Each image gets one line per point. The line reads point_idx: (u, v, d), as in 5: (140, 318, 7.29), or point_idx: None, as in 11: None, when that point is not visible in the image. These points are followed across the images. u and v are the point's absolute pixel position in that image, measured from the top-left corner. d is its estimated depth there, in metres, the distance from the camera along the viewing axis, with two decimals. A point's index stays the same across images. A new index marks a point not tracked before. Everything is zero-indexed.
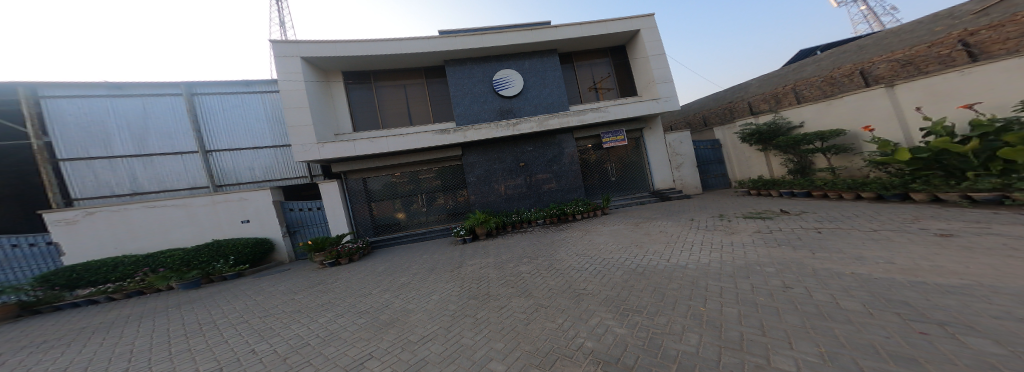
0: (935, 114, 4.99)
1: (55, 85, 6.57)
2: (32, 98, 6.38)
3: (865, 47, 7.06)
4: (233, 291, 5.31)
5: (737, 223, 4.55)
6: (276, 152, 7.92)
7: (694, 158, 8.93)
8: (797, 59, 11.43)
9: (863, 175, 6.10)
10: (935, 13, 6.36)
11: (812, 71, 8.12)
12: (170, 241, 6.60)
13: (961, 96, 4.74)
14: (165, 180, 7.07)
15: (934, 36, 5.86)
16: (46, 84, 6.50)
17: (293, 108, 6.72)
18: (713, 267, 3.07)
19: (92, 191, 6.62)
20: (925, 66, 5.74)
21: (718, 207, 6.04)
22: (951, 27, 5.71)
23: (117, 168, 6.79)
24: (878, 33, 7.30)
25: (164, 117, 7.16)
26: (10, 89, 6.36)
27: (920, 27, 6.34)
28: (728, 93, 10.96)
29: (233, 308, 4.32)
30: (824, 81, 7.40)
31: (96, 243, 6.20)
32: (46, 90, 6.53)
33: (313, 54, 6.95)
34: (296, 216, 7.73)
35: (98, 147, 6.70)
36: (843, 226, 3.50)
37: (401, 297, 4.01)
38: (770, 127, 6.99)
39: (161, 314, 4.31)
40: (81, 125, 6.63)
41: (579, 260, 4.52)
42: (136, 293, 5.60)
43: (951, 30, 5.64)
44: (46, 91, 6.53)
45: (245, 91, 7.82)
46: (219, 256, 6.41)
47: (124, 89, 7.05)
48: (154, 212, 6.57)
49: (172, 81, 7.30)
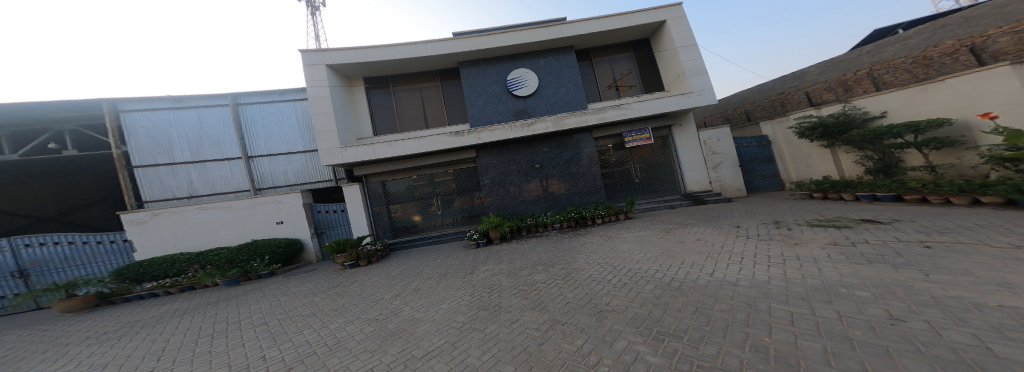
0: None
1: (130, 101, 7.57)
2: (112, 112, 7.39)
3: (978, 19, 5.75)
4: (264, 289, 5.59)
5: (800, 233, 3.75)
6: (306, 156, 8.44)
7: (735, 156, 7.91)
8: (870, 41, 9.77)
9: (978, 174, 4.80)
10: None
11: (893, 53, 6.78)
12: (217, 240, 7.19)
13: None
14: (214, 184, 7.82)
15: None
16: (123, 100, 7.51)
17: (319, 114, 7.07)
18: (773, 285, 2.47)
19: (158, 194, 7.49)
20: None
21: (770, 213, 5.15)
22: None
23: (177, 173, 7.64)
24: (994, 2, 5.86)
25: (214, 126, 7.95)
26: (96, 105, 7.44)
27: None
28: (778, 83, 9.67)
29: (259, 308, 4.46)
30: (915, 61, 6.07)
31: (160, 241, 6.92)
32: (123, 105, 7.55)
33: (336, 61, 7.31)
34: (323, 217, 8.11)
35: (162, 154, 7.59)
36: (964, 241, 2.65)
37: (410, 304, 3.84)
38: (838, 118, 5.93)
39: (200, 311, 4.58)
40: (150, 135, 7.57)
41: (601, 270, 4.02)
42: (188, 288, 6.11)
43: None
44: (124, 106, 7.53)
45: (280, 100, 8.46)
46: (256, 255, 6.81)
47: (183, 102, 7.94)
48: (205, 213, 7.21)
49: (221, 93, 8.09)
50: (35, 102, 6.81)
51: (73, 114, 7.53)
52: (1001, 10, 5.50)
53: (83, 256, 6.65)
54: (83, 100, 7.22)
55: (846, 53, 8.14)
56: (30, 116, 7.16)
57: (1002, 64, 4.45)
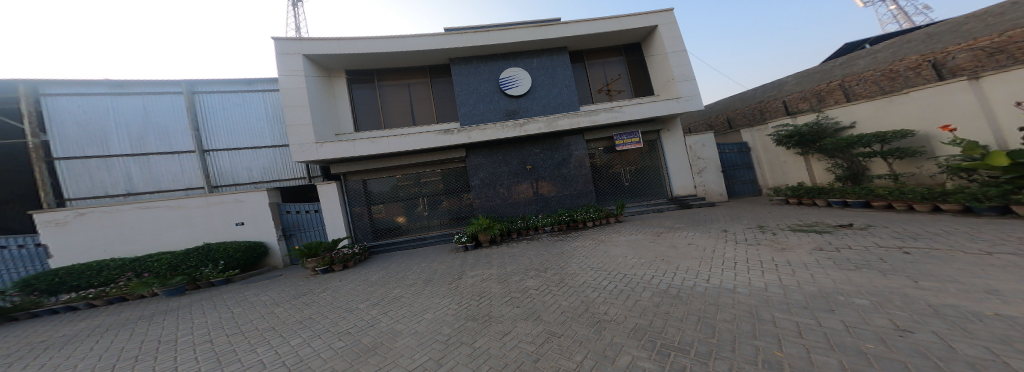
0: None
1: (56, 84, 6.56)
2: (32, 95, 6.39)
3: (936, 35, 6.17)
4: (214, 299, 4.97)
5: (788, 237, 3.85)
6: (275, 151, 7.74)
7: (718, 162, 8.18)
8: (842, 54, 10.51)
9: (936, 183, 5.23)
10: None
11: (862, 66, 7.29)
12: (161, 244, 6.38)
13: None
14: (159, 180, 6.92)
15: None
16: (46, 82, 6.49)
17: (291, 107, 6.48)
18: (772, 293, 2.45)
19: (86, 191, 6.51)
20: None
21: (754, 218, 5.31)
22: None
23: (111, 167, 6.68)
24: (957, 18, 6.28)
25: (163, 116, 7.07)
26: (11, 87, 6.38)
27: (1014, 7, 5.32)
28: (759, 91, 10.17)
29: (207, 321, 3.91)
30: (884, 74, 6.60)
31: (89, 245, 6.02)
32: (46, 88, 6.53)
33: (315, 51, 6.76)
34: (293, 218, 7.52)
35: (95, 146, 6.62)
36: (940, 247, 2.77)
37: (389, 314, 3.52)
38: (812, 127, 6.30)
39: (125, 328, 3.95)
40: (81, 124, 6.58)
41: (596, 275, 3.92)
42: (117, 300, 5.30)
43: None
44: (47, 89, 6.52)
45: (247, 90, 7.72)
46: (209, 260, 6.10)
47: (126, 87, 7.01)
48: (146, 213, 6.37)
49: (173, 80, 7.26)
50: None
51: None
52: (961, 28, 5.87)
53: None
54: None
55: (820, 65, 8.69)
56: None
57: (958, 80, 4.86)
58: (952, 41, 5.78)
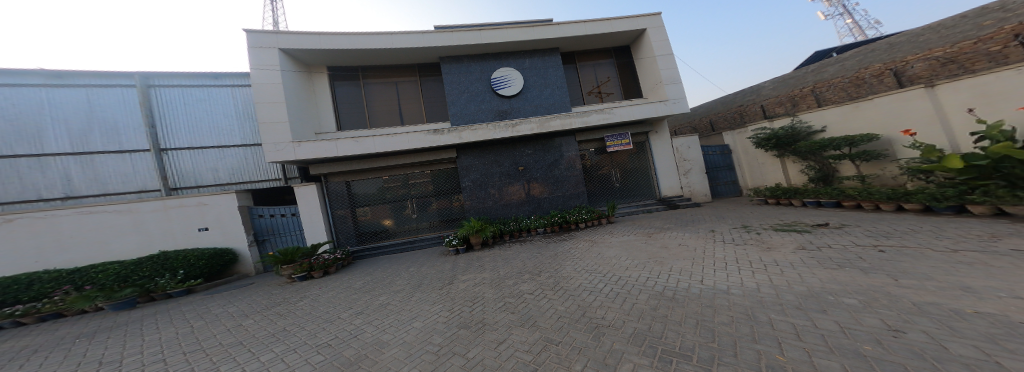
0: (988, 117, 4.58)
1: None
2: None
3: (898, 44, 6.80)
4: (171, 312, 4.48)
5: (773, 237, 4.00)
6: (245, 151, 7.17)
7: (702, 163, 8.48)
8: (814, 61, 11.22)
9: (897, 184, 5.67)
10: (985, 5, 5.79)
11: (832, 72, 7.80)
12: (108, 253, 5.72)
13: (1016, 97, 4.34)
14: (107, 183, 6.21)
15: (981, 32, 5.38)
16: None
17: (265, 103, 6.01)
18: (766, 294, 2.49)
19: (17, 196, 5.73)
20: (971, 64, 5.34)
21: (739, 217, 5.52)
22: (1003, 21, 5.22)
23: (48, 169, 5.92)
24: (915, 29, 6.88)
25: (112, 111, 6.35)
26: None
27: (964, 22, 5.89)
28: (739, 95, 10.64)
29: (166, 338, 3.51)
30: (851, 81, 7.05)
31: (18, 256, 5.28)
32: None
33: (292, 44, 6.32)
34: (266, 223, 7.00)
35: (27, 144, 5.84)
36: (911, 245, 2.96)
37: (375, 324, 3.30)
38: (788, 131, 6.66)
39: (65, 349, 3.46)
40: (9, 119, 5.79)
41: (591, 278, 3.88)
42: (52, 316, 4.65)
43: (1001, 24, 5.18)
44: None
45: (213, 84, 7.10)
46: (165, 269, 5.55)
47: (66, 78, 6.24)
48: (89, 218, 5.68)
49: (125, 71, 6.56)
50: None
51: None
52: (918, 39, 6.42)
53: None
54: None
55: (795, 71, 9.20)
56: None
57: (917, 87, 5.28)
58: (911, 51, 6.29)
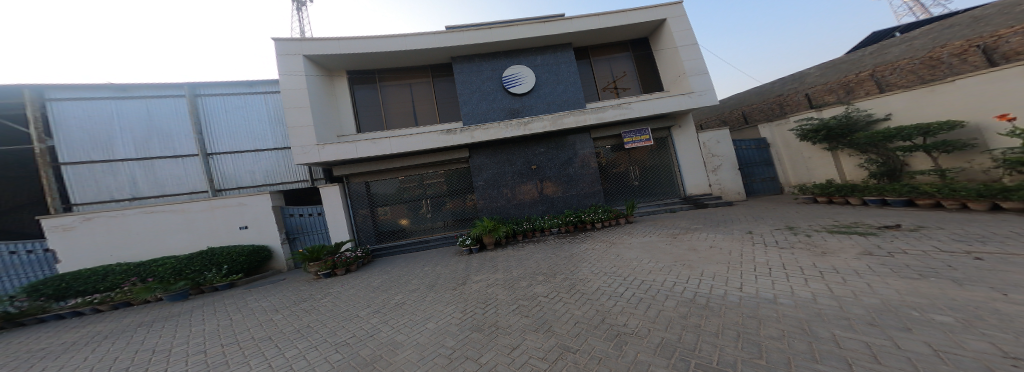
0: None
1: (60, 88, 6.56)
2: (38, 101, 6.39)
3: (984, 19, 5.80)
4: (216, 305, 4.83)
5: (826, 240, 3.49)
6: (277, 154, 7.67)
7: (735, 159, 7.77)
8: (871, 43, 9.99)
9: (989, 179, 4.81)
10: None
11: (897, 54, 6.80)
12: (166, 248, 6.33)
13: None
14: (163, 184, 6.90)
15: None
16: (52, 87, 6.49)
17: (292, 108, 6.36)
18: (824, 306, 2.11)
19: (92, 196, 6.51)
20: None
21: (780, 218, 4.93)
22: None
23: (117, 172, 6.68)
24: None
25: (166, 119, 7.06)
26: (16, 91, 6.36)
27: None
28: (777, 85, 9.68)
29: (205, 330, 3.74)
30: (923, 62, 6.14)
31: (95, 250, 6.00)
32: (52, 93, 6.54)
33: (315, 51, 6.64)
34: (296, 222, 7.40)
35: (100, 151, 6.62)
36: (1017, 251, 2.40)
37: (390, 323, 3.28)
38: (841, 120, 5.90)
39: (126, 336, 3.82)
40: (86, 129, 6.59)
41: (610, 282, 3.62)
42: (123, 304, 5.22)
43: None
44: (53, 93, 6.52)
45: (248, 92, 7.67)
46: (212, 264, 6.03)
47: (129, 91, 7.01)
48: (150, 217, 6.32)
49: (175, 83, 7.24)
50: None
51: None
52: (1013, 10, 5.45)
53: None
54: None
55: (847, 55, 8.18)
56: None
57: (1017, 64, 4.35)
58: (1002, 25, 5.36)
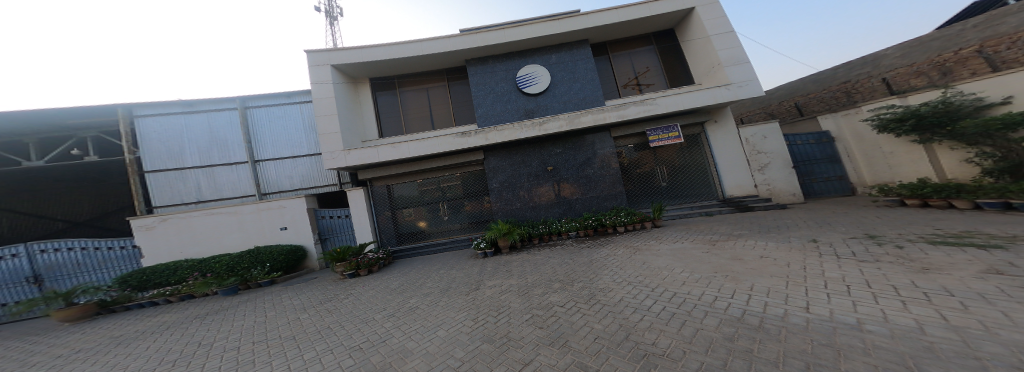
0: None
1: (143, 106, 7.71)
2: (127, 117, 7.53)
3: None
4: (258, 301, 5.21)
5: (924, 253, 2.75)
6: (311, 159, 8.29)
7: (787, 156, 6.76)
8: (971, 16, 8.29)
9: None
10: None
11: (1018, 23, 5.46)
12: (223, 247, 7.06)
13: None
14: (221, 189, 7.79)
15: None
16: (137, 105, 7.65)
17: (323, 116, 6.82)
18: (934, 338, 1.58)
19: (168, 199, 7.53)
20: None
21: (852, 224, 4.08)
22: None
23: (186, 178, 7.67)
24: None
25: (223, 130, 7.98)
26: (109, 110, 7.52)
27: None
28: (840, 70, 8.35)
29: (242, 325, 3.98)
30: None
31: (168, 247, 6.86)
32: (138, 110, 7.69)
33: (341, 61, 7.10)
34: (327, 223, 7.88)
35: (173, 160, 7.65)
36: None
37: (402, 329, 3.21)
38: (936, 107, 4.84)
39: (181, 327, 4.21)
40: (162, 140, 7.67)
41: (636, 293, 3.21)
42: (188, 297, 5.87)
43: None
44: (138, 110, 7.67)
45: (287, 102, 8.42)
46: (257, 262, 6.55)
47: (194, 106, 8.04)
48: (211, 219, 7.10)
49: (229, 97, 8.14)
50: (51, 108, 6.83)
51: (93, 120, 7.49)
52: None
53: (94, 262, 6.67)
54: (97, 105, 7.31)
55: (937, 30, 6.83)
56: (51, 123, 7.25)
57: None
58: None
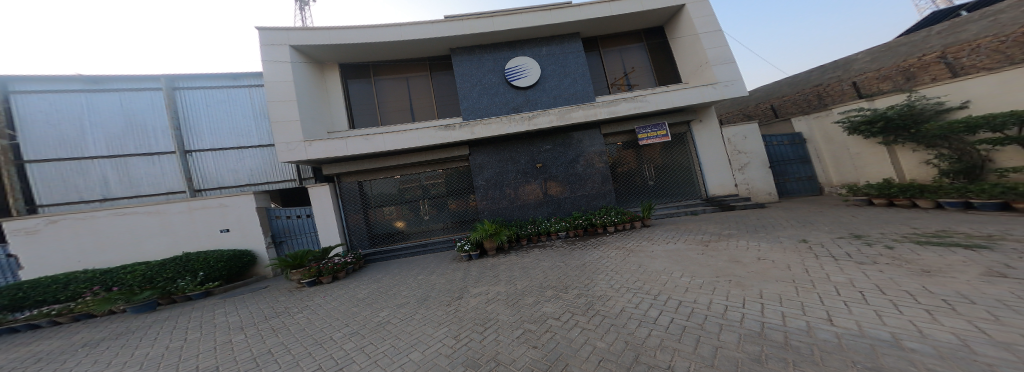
0: None
1: (25, 81, 6.20)
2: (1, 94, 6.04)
3: None
4: (182, 319, 4.24)
5: (919, 254, 2.76)
6: (262, 151, 7.19)
7: (765, 156, 7.01)
8: None
9: None
10: None
11: (977, 31, 6.03)
12: (142, 254, 5.84)
13: None
14: (138, 185, 6.44)
15: None
16: (16, 80, 6.13)
17: (278, 102, 5.85)
18: (991, 360, 1.40)
19: (57, 197, 6.05)
20: None
21: (837, 224, 4.18)
22: None
23: (86, 171, 6.22)
24: None
25: (141, 113, 6.62)
26: None
27: None
28: (814, 74, 8.87)
29: (153, 353, 3.14)
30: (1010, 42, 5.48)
31: (61, 255, 5.52)
32: (16, 86, 6.16)
33: (301, 41, 6.13)
34: (283, 224, 6.91)
35: (69, 149, 6.18)
36: None
37: (367, 351, 2.65)
38: (903, 110, 5.19)
39: (64, 360, 3.23)
40: (52, 123, 6.16)
41: (638, 301, 2.95)
42: (84, 316, 4.67)
43: None
44: (18, 86, 6.16)
45: (232, 85, 7.21)
46: (187, 271, 5.46)
47: (101, 83, 6.59)
48: (125, 220, 5.84)
49: (153, 75, 6.80)
50: None
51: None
52: None
53: None
54: None
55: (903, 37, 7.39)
56: None
57: None
58: None
